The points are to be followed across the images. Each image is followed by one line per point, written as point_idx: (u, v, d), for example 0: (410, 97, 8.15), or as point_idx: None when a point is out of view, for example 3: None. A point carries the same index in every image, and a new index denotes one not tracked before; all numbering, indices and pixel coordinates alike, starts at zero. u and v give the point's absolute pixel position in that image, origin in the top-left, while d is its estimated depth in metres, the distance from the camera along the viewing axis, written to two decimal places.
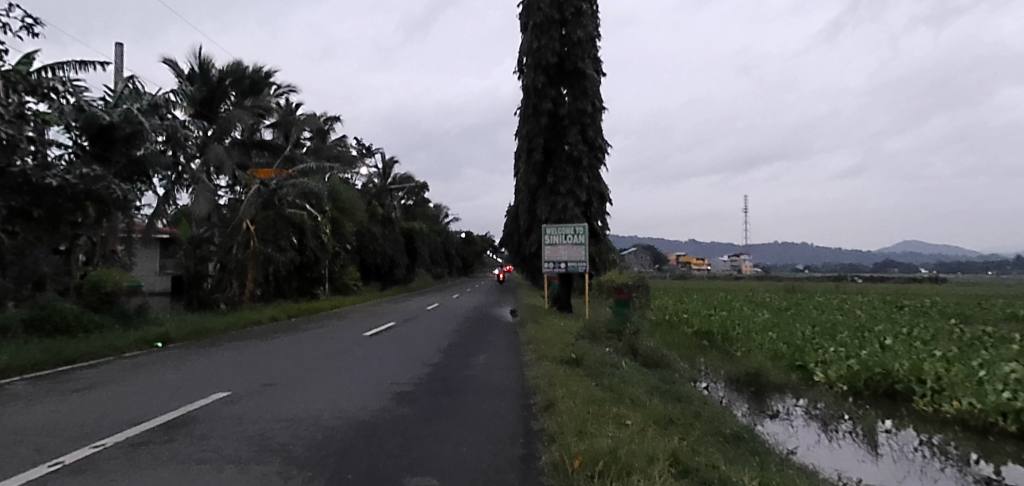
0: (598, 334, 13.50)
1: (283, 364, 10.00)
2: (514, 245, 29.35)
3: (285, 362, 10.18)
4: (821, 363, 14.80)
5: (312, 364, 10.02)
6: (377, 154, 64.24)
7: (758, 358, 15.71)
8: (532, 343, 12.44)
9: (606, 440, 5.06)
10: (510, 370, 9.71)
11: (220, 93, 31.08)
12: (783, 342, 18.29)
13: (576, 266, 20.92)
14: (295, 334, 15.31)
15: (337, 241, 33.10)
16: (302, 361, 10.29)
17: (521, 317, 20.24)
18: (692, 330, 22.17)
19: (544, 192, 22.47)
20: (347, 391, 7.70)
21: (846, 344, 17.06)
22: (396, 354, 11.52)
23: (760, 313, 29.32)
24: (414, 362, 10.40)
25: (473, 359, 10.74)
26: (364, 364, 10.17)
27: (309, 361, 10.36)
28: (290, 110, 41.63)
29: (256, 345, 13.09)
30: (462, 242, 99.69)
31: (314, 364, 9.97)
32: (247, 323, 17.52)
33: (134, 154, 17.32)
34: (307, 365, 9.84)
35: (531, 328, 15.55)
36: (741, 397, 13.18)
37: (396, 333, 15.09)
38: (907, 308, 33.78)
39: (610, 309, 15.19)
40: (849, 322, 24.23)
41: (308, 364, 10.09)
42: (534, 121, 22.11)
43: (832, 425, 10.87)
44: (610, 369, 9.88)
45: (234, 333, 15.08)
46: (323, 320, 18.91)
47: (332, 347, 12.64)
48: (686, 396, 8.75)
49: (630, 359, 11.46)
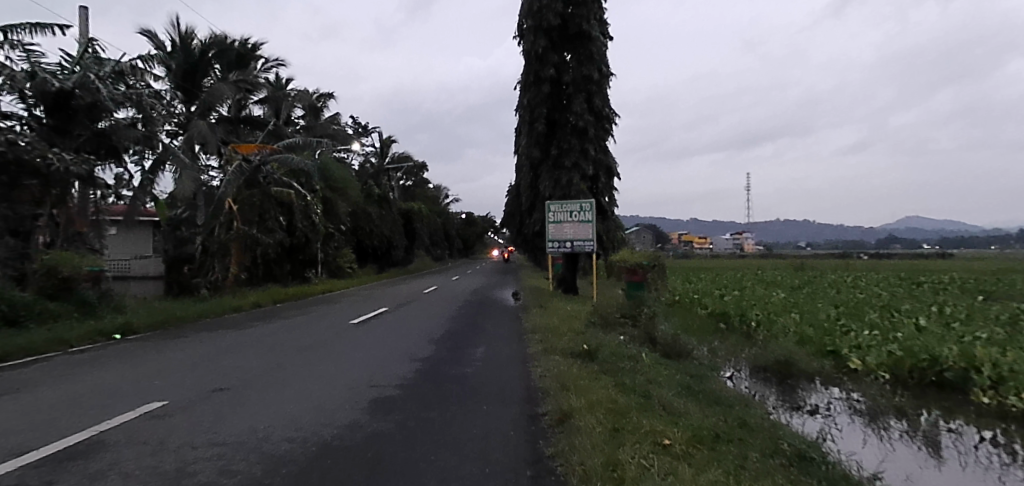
0: (610, 319, 12.11)
1: (247, 360, 8.59)
2: (516, 225, 27.87)
3: (250, 358, 8.77)
4: (857, 347, 13.37)
5: (281, 360, 8.59)
6: (374, 133, 62.64)
7: (784, 343, 14.31)
8: (537, 331, 11.03)
9: (647, 481, 3.66)
10: (511, 367, 8.31)
11: (203, 67, 29.31)
12: (808, 324, 16.86)
13: (582, 245, 19.51)
14: (275, 322, 13.91)
15: (330, 222, 31.65)
16: (271, 357, 8.89)
17: (524, 300, 18.82)
18: (706, 312, 20.74)
19: (547, 166, 20.92)
20: (314, 399, 6.29)
21: (879, 327, 15.60)
22: (383, 346, 10.11)
23: (775, 292, 27.88)
24: (401, 357, 8.97)
25: (469, 353, 9.33)
26: (343, 359, 8.75)
27: (279, 356, 8.96)
28: (279, 86, 40.00)
29: (227, 336, 11.69)
30: (462, 222, 98.14)
31: (284, 360, 8.55)
32: (227, 311, 16.11)
33: (97, 127, 16.34)
34: (275, 361, 8.43)
35: (536, 314, 14.14)
36: (770, 389, 11.76)
37: (387, 321, 13.68)
38: (927, 285, 32.27)
39: (622, 292, 13.75)
40: (873, 301, 22.78)
41: (276, 359, 8.68)
42: (536, 88, 20.50)
43: (881, 421, 9.50)
44: (629, 362, 8.45)
45: (207, 322, 13.66)
46: (310, 305, 17.51)
47: (311, 338, 11.22)
48: (723, 395, 7.34)
49: (648, 349, 10.06)
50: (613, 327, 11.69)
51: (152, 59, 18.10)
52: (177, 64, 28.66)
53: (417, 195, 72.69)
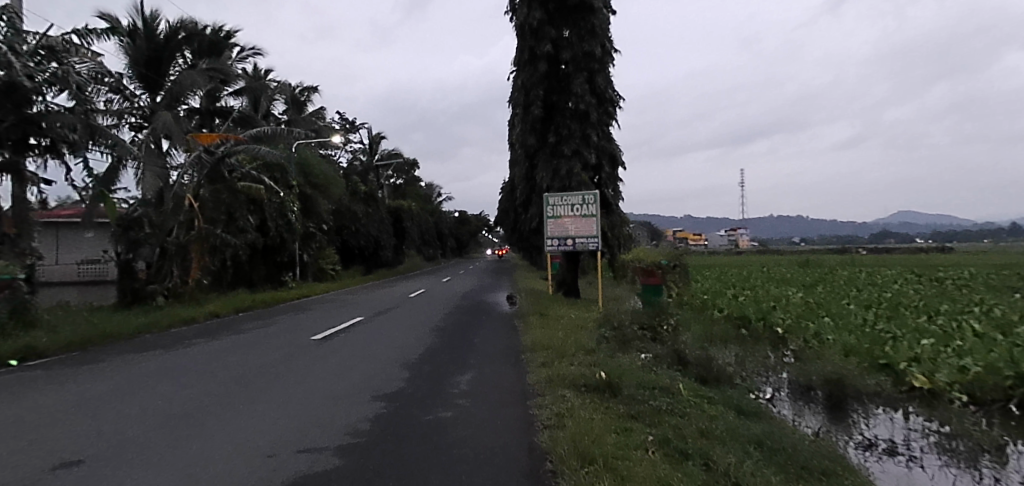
0: (627, 333, 9.97)
1: (147, 409, 6.30)
2: (510, 222, 25.68)
3: (153, 406, 6.47)
4: (917, 361, 11.24)
5: (197, 410, 6.32)
6: (363, 130, 60.66)
7: (826, 355, 12.20)
8: (540, 351, 8.86)
9: None
10: (506, 408, 6.10)
11: (168, 53, 26.91)
12: (846, 331, 14.77)
13: (585, 242, 17.41)
14: (226, 337, 11.63)
15: (311, 221, 29.40)
16: (184, 404, 6.62)
17: (521, 306, 16.60)
18: (725, 317, 18.60)
19: (544, 154, 18.77)
20: (207, 482, 4.04)
21: (932, 334, 13.53)
22: (344, 374, 7.90)
23: (792, 292, 25.73)
24: (362, 391, 6.75)
25: (452, 384, 7.17)
26: (281, 402, 6.48)
27: (199, 400, 6.71)
28: (257, 76, 37.66)
29: (155, 360, 9.46)
30: (455, 221, 96.11)
31: (200, 409, 6.28)
32: (176, 324, 13.81)
33: (25, 111, 14.44)
34: (184, 411, 6.17)
35: (536, 325, 11.97)
36: (822, 419, 9.59)
37: (357, 335, 11.43)
38: (948, 281, 30.42)
39: (639, 298, 11.60)
40: (905, 302, 20.71)
41: (189, 408, 6.40)
42: (531, 68, 18.35)
43: (983, 465, 7.34)
44: (665, 400, 6.25)
45: (143, 339, 11.34)
46: (276, 315, 15.28)
47: (258, 363, 8.97)
48: (809, 454, 5.13)
49: (681, 373, 7.92)
50: (629, 344, 9.47)
51: (91, 33, 15.70)
52: (140, 50, 26.23)
53: (408, 193, 70.69)
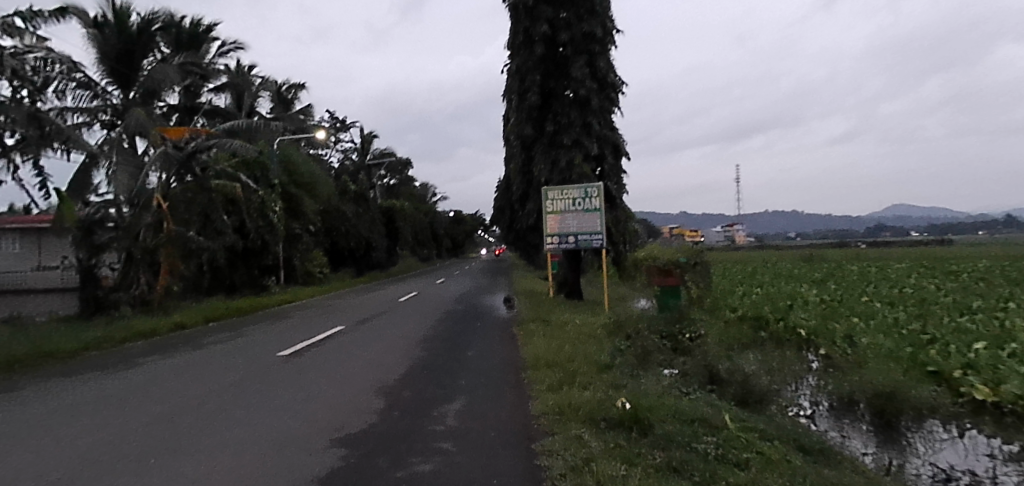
0: (644, 345, 8.51)
1: (45, 468, 4.90)
2: (506, 220, 24.17)
3: (56, 463, 5.07)
4: (974, 368, 9.77)
5: (99, 471, 4.90)
6: (353, 128, 59.21)
7: (865, 362, 10.75)
8: (545, 370, 7.39)
9: None
10: (500, 456, 4.68)
11: (141, 46, 25.31)
12: (879, 333, 13.31)
13: (588, 239, 16.02)
14: (183, 353, 10.18)
15: (296, 221, 27.93)
16: (97, 458, 5.22)
17: (520, 311, 15.11)
18: (741, 318, 17.14)
19: (542, 145, 17.34)
20: None
21: (978, 335, 12.08)
22: (303, 403, 6.48)
23: (806, 289, 24.22)
24: (316, 432, 5.34)
25: (437, 419, 5.70)
26: (214, 453, 5.09)
27: (117, 454, 5.31)
28: (240, 72, 36.14)
29: (92, 385, 8.04)
30: (450, 221, 94.52)
31: (112, 468, 4.89)
32: (135, 337, 12.28)
33: None
34: (89, 472, 4.77)
35: (537, 335, 10.50)
36: (877, 443, 8.11)
37: (331, 348, 9.99)
38: (966, 274, 28.95)
39: (656, 302, 10.17)
40: (931, 298, 19.22)
41: (100, 465, 5.01)
42: (526, 51, 16.94)
43: None
44: (710, 442, 4.79)
45: (87, 359, 9.87)
46: (248, 326, 13.81)
47: (206, 388, 7.56)
48: None
49: (716, 397, 6.44)
50: (648, 356, 8.00)
51: (36, 16, 14.19)
52: (110, 43, 24.59)
53: (401, 193, 69.09)
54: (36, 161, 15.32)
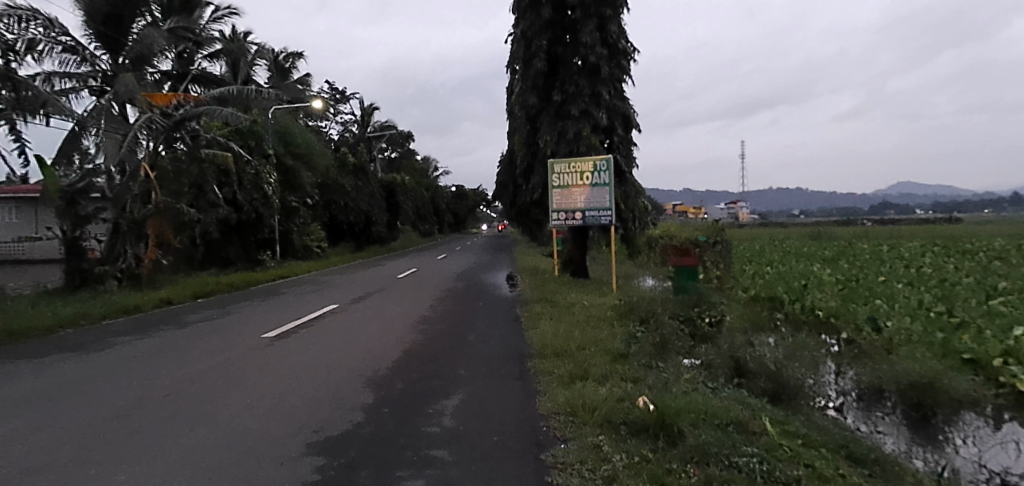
0: (661, 330, 7.76)
1: None
2: (509, 195, 23.35)
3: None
4: (1015, 356, 9.02)
5: (35, 471, 4.18)
6: (353, 100, 58.09)
7: (893, 350, 10.02)
8: (554, 360, 6.67)
9: None
10: (505, 468, 3.95)
11: (130, 9, 24.08)
12: (904, 316, 12.56)
13: (596, 216, 15.09)
14: (163, 333, 9.48)
15: (293, 195, 27.18)
16: (38, 456, 4.49)
17: (524, 290, 14.37)
18: (754, 299, 16.44)
19: (548, 115, 16.46)
20: None
21: (1012, 319, 11.32)
22: (282, 397, 5.76)
23: (818, 268, 23.44)
24: (290, 436, 4.61)
25: (433, 418, 4.99)
26: (174, 457, 4.36)
27: (63, 452, 4.57)
28: (235, 38, 35.01)
29: (56, 369, 7.31)
30: (452, 195, 93.56)
31: (50, 473, 4.15)
32: (116, 313, 11.55)
33: None
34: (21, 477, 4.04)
35: (542, 318, 9.79)
36: (914, 441, 7.40)
37: (321, 330, 9.27)
38: (981, 253, 28.11)
39: (672, 282, 9.41)
40: (952, 278, 18.44)
41: (39, 466, 4.28)
42: (533, 14, 16.01)
43: None
44: (752, 452, 4.06)
45: (59, 338, 9.19)
46: (237, 303, 13.12)
47: (179, 375, 6.86)
48: None
49: (746, 393, 5.73)
50: (667, 342, 7.26)
51: None
52: (98, 5, 23.29)
53: (402, 167, 68.16)
54: (13, 127, 14.48)
